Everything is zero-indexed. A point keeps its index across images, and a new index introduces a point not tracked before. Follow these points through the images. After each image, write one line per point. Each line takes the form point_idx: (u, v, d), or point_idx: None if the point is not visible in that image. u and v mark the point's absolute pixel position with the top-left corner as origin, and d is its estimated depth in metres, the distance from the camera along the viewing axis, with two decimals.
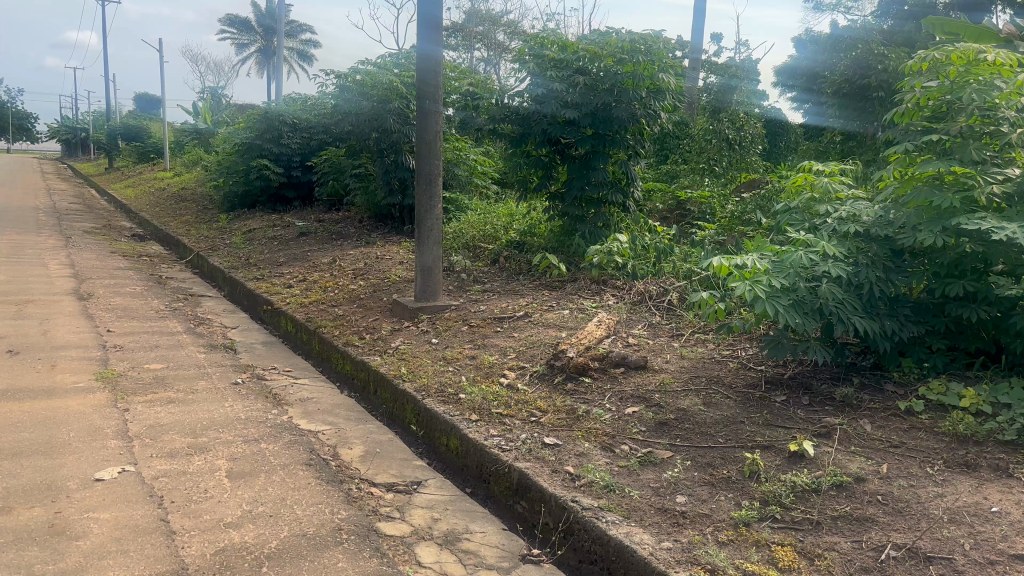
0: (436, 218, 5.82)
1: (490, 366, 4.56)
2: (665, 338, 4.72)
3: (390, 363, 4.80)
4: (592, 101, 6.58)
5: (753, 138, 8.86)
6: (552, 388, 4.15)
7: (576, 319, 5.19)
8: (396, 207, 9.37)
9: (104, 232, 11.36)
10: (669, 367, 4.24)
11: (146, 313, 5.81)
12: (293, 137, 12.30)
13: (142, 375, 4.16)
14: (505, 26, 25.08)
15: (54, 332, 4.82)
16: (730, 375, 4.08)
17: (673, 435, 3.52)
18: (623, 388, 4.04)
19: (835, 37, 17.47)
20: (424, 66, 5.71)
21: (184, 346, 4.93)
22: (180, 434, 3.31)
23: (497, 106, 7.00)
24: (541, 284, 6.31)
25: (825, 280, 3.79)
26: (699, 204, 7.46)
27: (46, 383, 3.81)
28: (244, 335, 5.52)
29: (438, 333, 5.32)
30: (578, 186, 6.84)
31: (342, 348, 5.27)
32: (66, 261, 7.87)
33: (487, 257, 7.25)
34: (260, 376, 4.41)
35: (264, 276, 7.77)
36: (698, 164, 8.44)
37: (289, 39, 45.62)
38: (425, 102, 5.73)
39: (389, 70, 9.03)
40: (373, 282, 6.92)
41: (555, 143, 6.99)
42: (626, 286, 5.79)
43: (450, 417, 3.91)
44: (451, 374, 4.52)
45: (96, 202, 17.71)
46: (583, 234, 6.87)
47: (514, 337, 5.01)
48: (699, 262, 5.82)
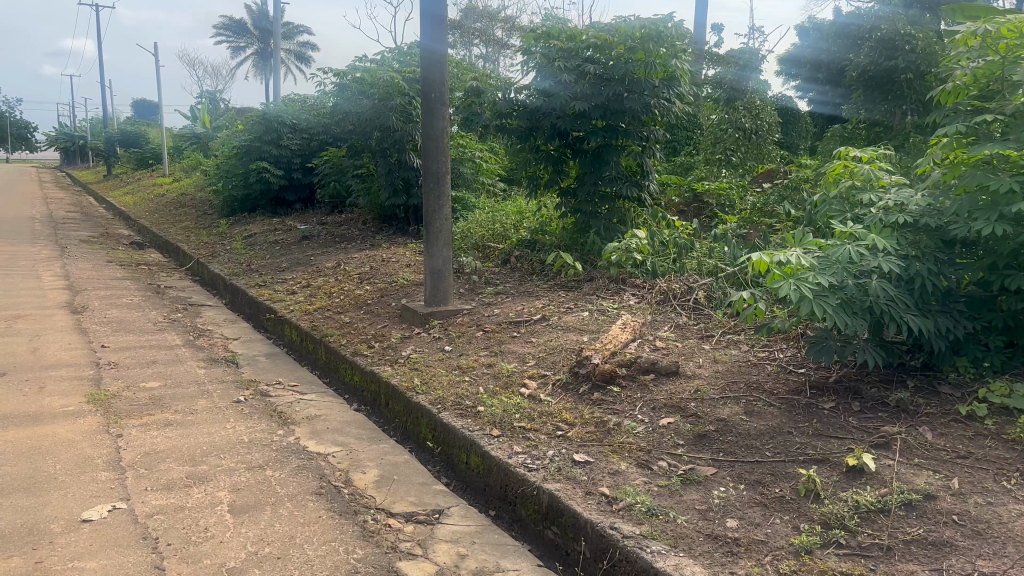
0: (444, 218, 5.52)
1: (510, 375, 4.26)
2: (695, 340, 4.43)
3: (402, 374, 4.51)
4: (603, 92, 6.27)
5: (770, 126, 8.55)
6: (578, 398, 3.86)
7: (598, 322, 4.89)
8: (401, 207, 9.08)
9: (101, 241, 11.08)
10: (703, 373, 3.95)
11: (143, 326, 5.52)
12: (293, 139, 12.01)
13: (137, 395, 3.87)
14: (503, 23, 24.78)
15: (45, 350, 4.54)
16: (770, 380, 3.80)
17: (716, 449, 3.25)
18: (655, 396, 3.75)
19: (839, 25, 17.12)
20: (427, 61, 5.39)
21: (184, 361, 4.65)
22: (178, 463, 3.02)
23: (504, 100, 6.71)
24: (556, 285, 6.02)
25: (874, 276, 3.49)
26: (717, 196, 7.15)
27: (33, 408, 3.52)
28: (247, 347, 5.23)
29: (451, 340, 5.03)
30: (592, 182, 6.54)
31: (350, 358, 4.98)
32: (61, 272, 7.59)
33: (497, 257, 6.96)
34: (264, 393, 4.11)
35: (267, 282, 7.48)
36: (713, 156, 8.13)
37: (285, 41, 45.36)
38: (430, 99, 5.42)
39: (389, 67, 8.73)
40: (380, 286, 6.63)
41: (565, 137, 6.69)
42: (647, 285, 5.49)
43: (469, 433, 3.62)
44: (467, 385, 4.23)
45: (93, 210, 17.42)
46: (598, 230, 6.59)
47: (533, 342, 4.72)
48: (724, 258, 5.52)
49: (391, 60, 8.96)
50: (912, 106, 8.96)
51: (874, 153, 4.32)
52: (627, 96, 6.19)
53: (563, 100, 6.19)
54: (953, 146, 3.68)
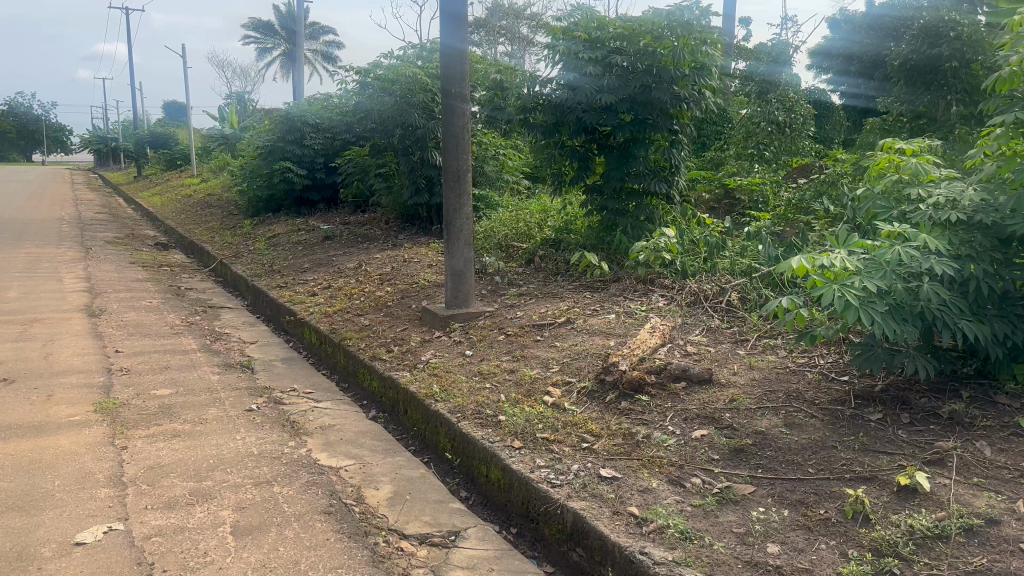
0: (466, 218, 5.34)
1: (533, 382, 4.06)
2: (729, 345, 4.20)
3: (421, 380, 4.33)
4: (630, 84, 6.03)
5: (804, 119, 8.26)
6: (604, 407, 3.65)
7: (625, 325, 4.67)
8: (423, 206, 8.92)
9: (126, 242, 11.09)
10: (738, 381, 3.72)
11: (159, 330, 5.42)
12: (317, 138, 11.92)
13: (146, 403, 3.74)
14: (529, 20, 24.54)
15: (58, 355, 4.43)
16: (812, 389, 3.58)
17: (754, 465, 3.03)
18: (688, 406, 3.53)
19: (872, 17, 16.63)
20: (447, 61, 5.21)
21: (197, 366, 4.52)
22: (182, 478, 2.87)
23: (527, 94, 6.52)
24: (582, 286, 5.81)
25: (925, 279, 3.23)
26: (750, 192, 6.89)
27: (37, 417, 3.40)
28: (264, 351, 5.10)
29: (472, 344, 4.84)
30: (618, 178, 6.32)
31: (368, 363, 4.82)
32: (82, 274, 7.54)
33: (521, 257, 6.77)
34: (277, 401, 3.96)
35: (288, 284, 7.36)
36: (744, 151, 7.85)
37: (311, 42, 45.58)
38: (450, 98, 5.24)
39: (411, 63, 8.57)
40: (401, 288, 6.46)
41: (591, 132, 6.47)
42: (676, 286, 5.26)
43: (489, 444, 3.44)
44: (488, 392, 4.04)
45: (121, 211, 17.52)
46: (625, 229, 6.37)
47: (557, 347, 4.51)
48: (758, 257, 5.27)
49: (413, 56, 8.81)
50: (955, 96, 8.60)
51: (920, 144, 4.06)
52: (655, 88, 5.97)
53: (589, 93, 5.97)
54: (1008, 136, 3.41)
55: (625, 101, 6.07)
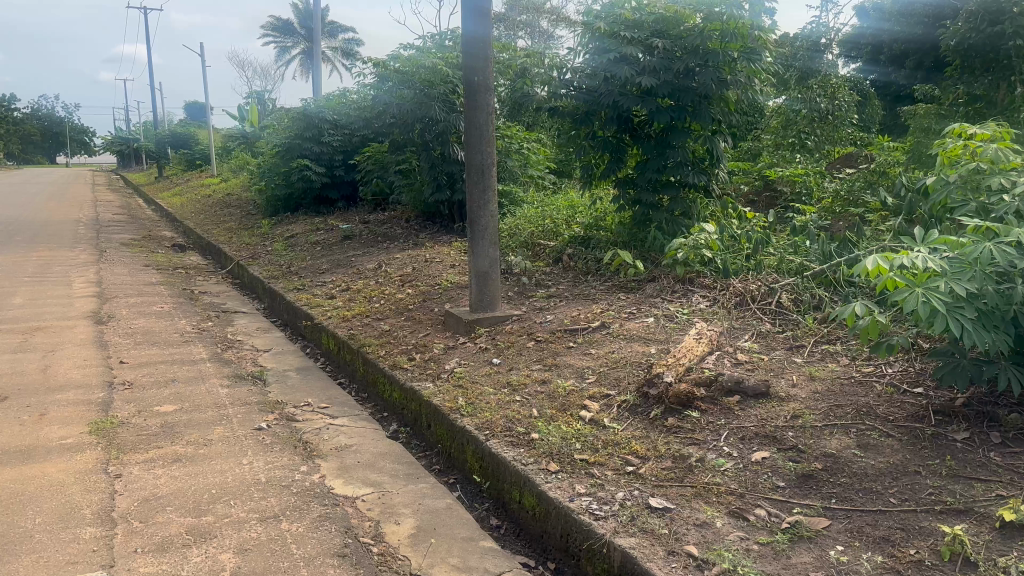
0: (491, 214, 4.99)
1: (569, 394, 3.71)
2: (783, 353, 3.84)
3: (445, 392, 3.99)
4: (671, 66, 5.73)
5: (847, 106, 7.87)
6: (649, 424, 3.29)
7: (667, 329, 4.29)
8: (445, 204, 8.59)
9: (143, 244, 10.88)
10: (799, 395, 3.35)
11: (169, 338, 5.12)
12: (335, 135, 11.63)
13: (147, 422, 3.43)
14: (549, 15, 24.19)
15: (57, 368, 4.14)
16: (883, 404, 3.19)
17: (826, 494, 2.66)
18: (744, 424, 3.17)
19: (903, 3, 16.12)
20: (472, 46, 4.83)
21: (206, 379, 4.21)
22: (180, 513, 2.56)
23: (558, 79, 6.19)
24: (614, 286, 5.45)
25: (1021, 280, 2.83)
26: (792, 184, 6.51)
27: (25, 441, 3.10)
28: (278, 360, 4.78)
29: (499, 351, 4.49)
30: (653, 169, 5.96)
31: (388, 373, 4.50)
32: (93, 278, 7.29)
33: (548, 256, 6.43)
34: (290, 417, 3.63)
35: (305, 286, 7.06)
36: (784, 140, 7.43)
37: (331, 41, 45.51)
38: (474, 84, 4.87)
39: (432, 54, 8.20)
40: (422, 289, 6.14)
41: (624, 121, 6.11)
42: (719, 287, 4.89)
43: (522, 467, 3.09)
44: (519, 406, 3.68)
45: (141, 213, 17.43)
46: (660, 224, 6.00)
47: (592, 354, 4.14)
48: (809, 254, 4.90)
49: (436, 47, 8.48)
50: (1019, 78, 8.25)
51: (998, 128, 3.63)
52: (699, 71, 5.62)
53: (628, 74, 5.64)
54: None
55: (666, 85, 5.73)
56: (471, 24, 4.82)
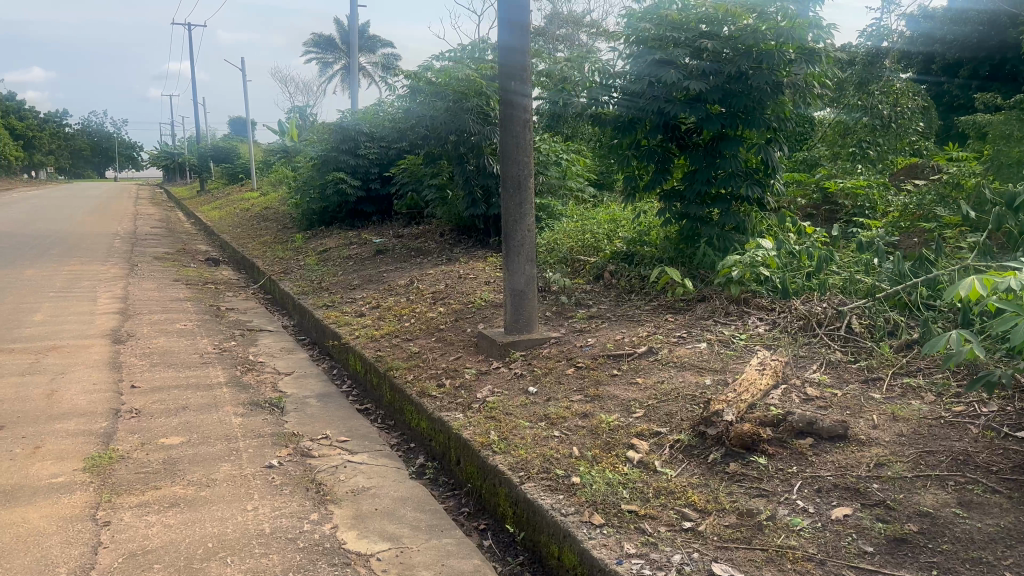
0: (528, 228, 4.63)
1: (613, 430, 3.31)
2: (858, 388, 3.43)
3: (477, 425, 3.63)
4: (722, 70, 5.31)
5: (912, 114, 7.38)
6: (707, 470, 2.89)
7: (722, 356, 3.87)
8: (480, 217, 8.27)
9: (176, 258, 10.76)
10: (882, 439, 2.93)
11: (187, 359, 4.85)
12: (371, 147, 11.41)
13: (148, 457, 3.13)
14: (588, 29, 23.86)
15: (63, 393, 3.88)
16: (984, 452, 2.75)
17: (927, 564, 2.22)
18: (820, 473, 2.76)
19: (955, 10, 15.54)
20: (508, 55, 4.54)
21: (219, 406, 3.90)
22: (167, 573, 2.23)
23: (599, 84, 5.84)
24: (661, 306, 5.04)
25: None
26: (853, 197, 6.10)
27: (12, 479, 2.81)
28: (298, 384, 4.46)
29: (536, 377, 4.11)
30: (702, 180, 5.53)
31: (416, 401, 4.16)
32: (119, 294, 7.09)
33: (589, 273, 6.06)
34: (305, 452, 3.30)
35: (335, 302, 6.77)
36: (843, 149, 6.97)
37: (370, 57, 45.83)
38: (511, 91, 4.55)
39: (467, 63, 7.89)
40: (455, 308, 5.79)
41: (671, 129, 5.71)
42: (779, 310, 4.51)
43: (562, 518, 2.70)
44: (557, 443, 3.30)
45: (180, 226, 17.46)
46: (710, 239, 5.57)
47: (638, 384, 3.74)
48: (880, 275, 4.48)
49: (471, 56, 8.20)
50: None
51: None
52: (753, 74, 5.21)
53: (675, 78, 5.25)
54: None
55: (717, 90, 5.32)
56: (507, 32, 4.52)
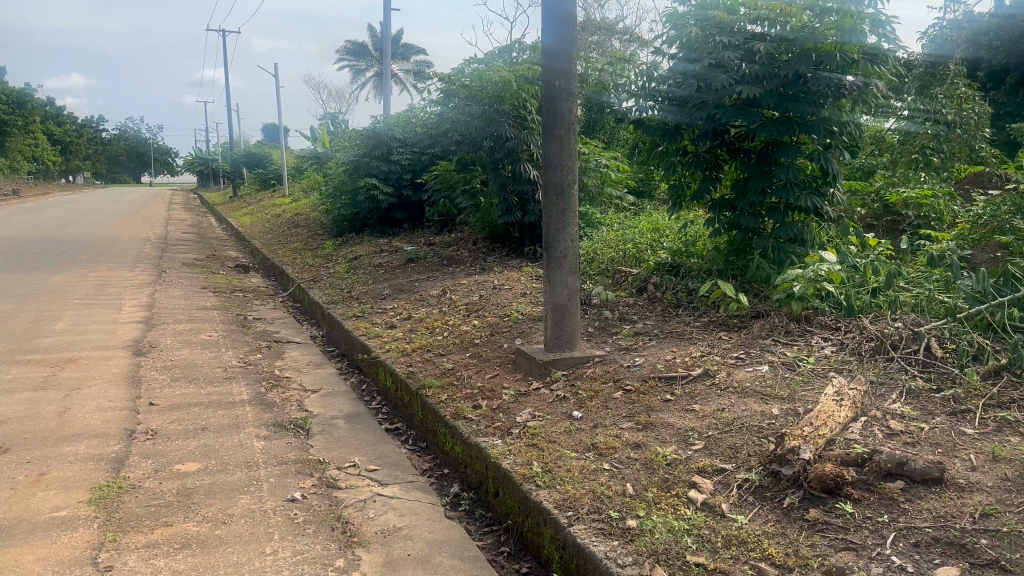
0: (570, 240, 4.30)
1: (671, 465, 2.97)
2: (947, 421, 3.05)
3: (517, 454, 3.32)
4: (777, 72, 4.90)
5: (977, 120, 6.93)
6: (783, 516, 2.55)
7: (788, 382, 3.52)
8: (515, 226, 7.97)
9: (205, 264, 10.62)
10: (985, 484, 2.56)
11: (210, 373, 4.60)
12: (404, 153, 11.19)
13: (161, 487, 2.87)
14: (622, 35, 23.43)
15: (75, 411, 3.64)
16: None
17: None
18: (917, 524, 2.39)
19: (1006, 14, 14.85)
20: (551, 58, 4.23)
21: (240, 427, 3.64)
22: None
23: (642, 89, 5.50)
24: (713, 323, 4.68)
25: None
26: (917, 207, 5.75)
27: (12, 513, 2.56)
28: (325, 404, 4.18)
29: (581, 401, 3.78)
30: (755, 190, 5.15)
31: (450, 423, 3.85)
32: (145, 302, 6.91)
33: (632, 285, 5.72)
34: (330, 483, 3.01)
35: (365, 313, 6.51)
36: (904, 156, 6.56)
37: (401, 64, 45.82)
38: (553, 95, 4.24)
39: (502, 67, 7.59)
40: (491, 321, 5.49)
41: (720, 136, 5.33)
42: (847, 331, 4.16)
43: (619, 569, 2.37)
44: (608, 478, 2.97)
45: (211, 231, 17.43)
46: (765, 252, 5.19)
47: (695, 412, 3.39)
48: (958, 293, 4.09)
49: (505, 59, 7.90)
50: None
51: None
52: (811, 77, 4.82)
53: (725, 83, 4.88)
54: None
55: (771, 94, 4.93)
56: (551, 36, 4.21)
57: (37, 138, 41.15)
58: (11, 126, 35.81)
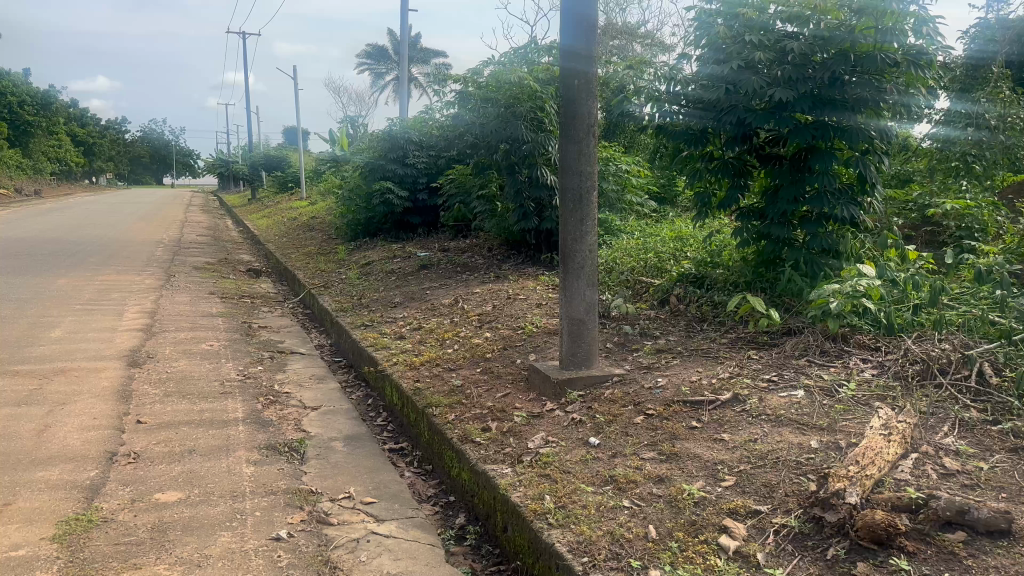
0: (587, 251, 4.01)
1: (699, 505, 2.67)
2: (1008, 459, 2.72)
3: (528, 485, 3.03)
4: (812, 74, 4.58)
5: None
6: (827, 570, 2.25)
7: (826, 412, 3.21)
8: (531, 232, 7.69)
9: (217, 268, 10.43)
10: None
11: (206, 387, 4.36)
12: (420, 157, 10.95)
13: (136, 521, 2.61)
14: (645, 38, 23.02)
15: (55, 431, 3.40)
16: None
17: None
18: None
19: None
20: (570, 58, 3.95)
21: (231, 450, 3.38)
22: None
23: (666, 93, 5.18)
24: (742, 341, 4.37)
25: None
26: (959, 217, 5.41)
27: None
28: (324, 423, 3.92)
29: (598, 426, 3.49)
30: (787, 199, 4.82)
31: (457, 447, 3.57)
32: (149, 308, 6.70)
33: (654, 296, 5.42)
34: (322, 518, 2.74)
35: (374, 322, 6.25)
36: (944, 163, 6.20)
37: (421, 67, 45.68)
38: (572, 96, 3.95)
39: (518, 68, 7.31)
40: (504, 334, 5.21)
41: (749, 141, 5.01)
42: (889, 352, 3.84)
43: None
44: (628, 518, 2.67)
45: (228, 234, 17.29)
46: (797, 264, 4.86)
47: (725, 442, 3.09)
48: (1012, 314, 3.75)
49: (522, 60, 7.61)
50: None
51: None
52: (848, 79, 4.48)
53: (755, 85, 4.55)
54: None
55: (805, 97, 4.58)
56: (572, 34, 3.94)
57: (60, 138, 41.45)
58: (34, 126, 36.10)
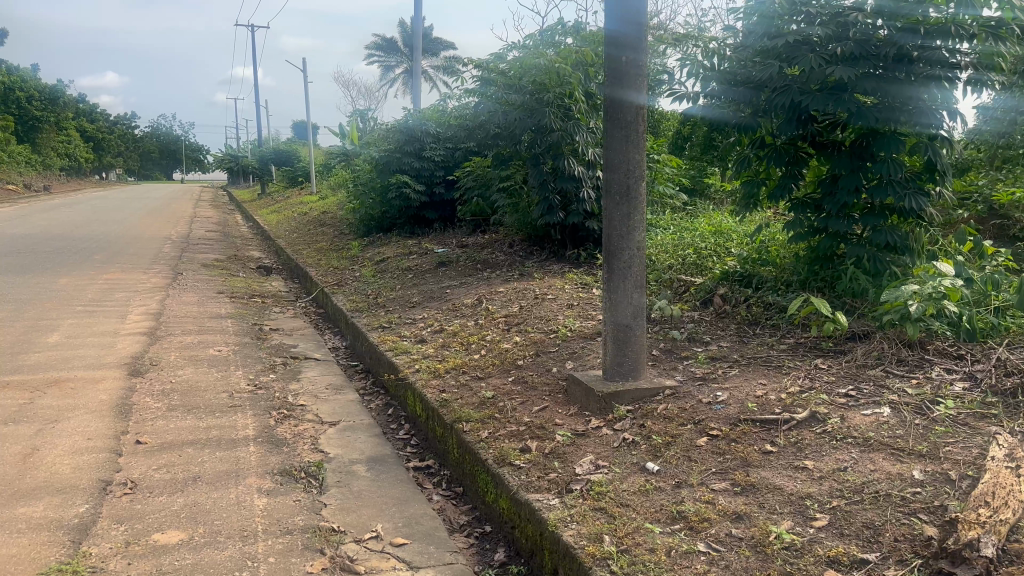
0: (635, 249, 3.59)
1: (792, 552, 2.25)
2: None
3: (581, 520, 2.62)
4: (879, 50, 4.13)
5: None
6: None
7: (923, 437, 2.78)
8: (556, 227, 7.29)
9: (226, 265, 10.07)
10: None
11: (213, 399, 3.97)
12: (437, 149, 10.53)
13: (130, 570, 2.23)
14: None
15: (44, 455, 3.02)
16: None
17: None
18: None
19: None
20: (613, 42, 3.55)
21: (241, 475, 2.99)
22: None
23: (712, 73, 4.77)
24: (804, 347, 3.94)
25: None
26: None
27: None
28: (344, 442, 3.52)
29: (654, 448, 3.07)
30: (848, 190, 4.38)
31: (493, 471, 3.16)
32: (153, 309, 6.33)
33: (696, 295, 5.00)
34: (346, 565, 2.34)
35: (393, 323, 5.85)
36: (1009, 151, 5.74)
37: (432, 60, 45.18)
38: (615, 77, 3.53)
39: (543, 51, 6.88)
40: (535, 338, 4.80)
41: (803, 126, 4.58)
42: (978, 363, 3.40)
43: None
44: (706, 566, 2.26)
45: (238, 230, 16.94)
46: (859, 261, 4.43)
47: (808, 472, 2.67)
48: None
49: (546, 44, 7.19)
50: None
51: None
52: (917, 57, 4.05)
53: (815, 63, 4.14)
54: None
55: (869, 76, 4.16)
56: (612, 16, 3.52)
57: (70, 133, 41.26)
58: (43, 121, 35.91)
